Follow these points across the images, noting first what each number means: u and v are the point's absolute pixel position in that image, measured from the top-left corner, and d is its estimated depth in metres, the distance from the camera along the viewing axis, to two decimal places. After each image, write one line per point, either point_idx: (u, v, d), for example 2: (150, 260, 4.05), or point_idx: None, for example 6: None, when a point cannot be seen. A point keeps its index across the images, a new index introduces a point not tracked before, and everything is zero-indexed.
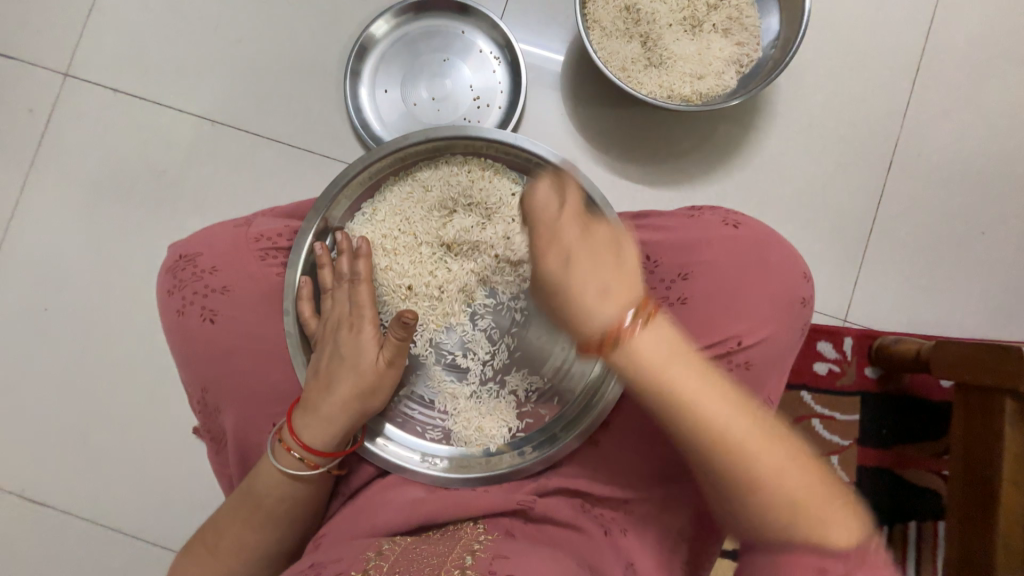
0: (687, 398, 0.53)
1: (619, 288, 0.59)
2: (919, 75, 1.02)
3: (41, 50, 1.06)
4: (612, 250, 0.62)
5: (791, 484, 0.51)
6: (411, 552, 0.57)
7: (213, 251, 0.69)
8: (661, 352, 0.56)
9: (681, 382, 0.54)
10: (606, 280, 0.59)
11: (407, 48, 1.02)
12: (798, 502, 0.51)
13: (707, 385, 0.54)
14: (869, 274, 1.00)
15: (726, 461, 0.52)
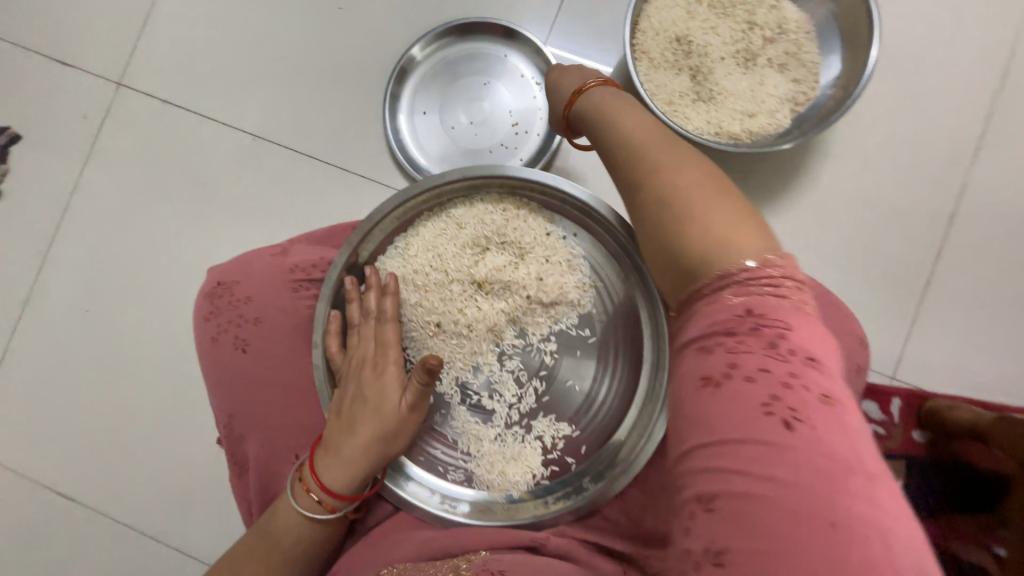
0: (620, 113, 0.53)
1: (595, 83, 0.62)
2: (992, 118, 0.94)
3: (97, 59, 1.10)
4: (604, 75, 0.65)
5: (716, 203, 0.42)
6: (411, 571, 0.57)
7: (250, 279, 0.69)
8: (612, 95, 0.57)
9: (617, 105, 0.55)
10: (586, 78, 0.64)
11: (448, 70, 1.01)
12: (712, 249, 0.40)
13: (653, 125, 0.51)
14: (922, 329, 0.93)
15: (643, 194, 0.45)
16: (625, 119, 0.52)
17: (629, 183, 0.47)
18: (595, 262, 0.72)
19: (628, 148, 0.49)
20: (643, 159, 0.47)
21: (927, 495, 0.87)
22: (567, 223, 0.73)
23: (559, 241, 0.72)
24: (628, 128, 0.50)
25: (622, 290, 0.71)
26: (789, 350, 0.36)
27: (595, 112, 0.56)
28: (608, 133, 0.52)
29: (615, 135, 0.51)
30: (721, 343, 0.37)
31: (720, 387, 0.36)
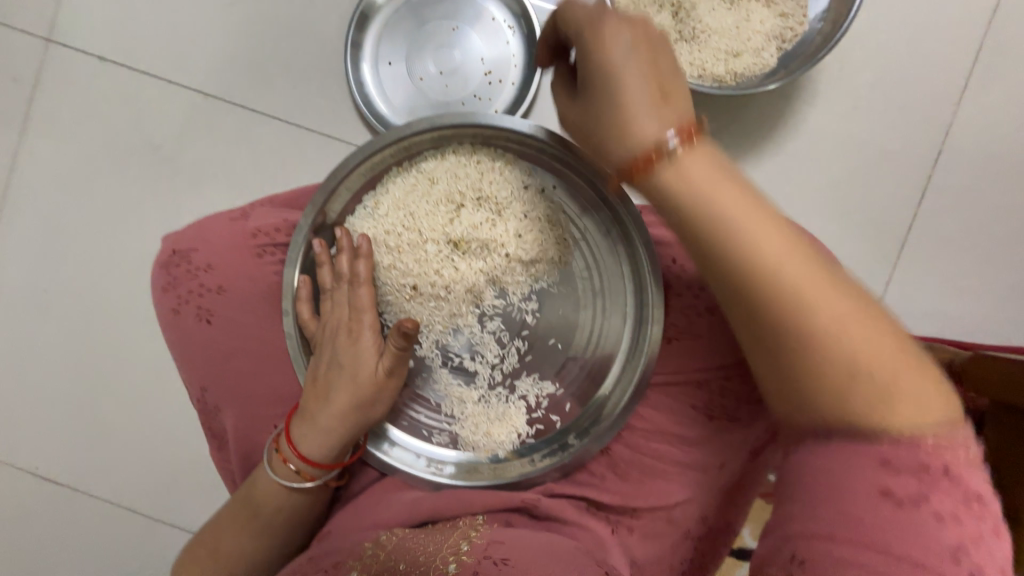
0: (729, 214, 0.43)
1: (667, 115, 0.45)
2: (982, 52, 0.91)
3: (21, 12, 0.99)
4: (661, 68, 0.47)
5: (869, 338, 0.40)
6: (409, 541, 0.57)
7: (208, 246, 0.64)
8: (709, 170, 0.44)
9: (722, 195, 0.43)
10: (654, 85, 0.46)
11: (413, 15, 0.93)
12: (881, 397, 0.40)
13: (765, 218, 0.43)
14: (903, 273, 0.93)
15: (790, 341, 0.41)
16: (735, 223, 0.43)
17: (767, 318, 0.42)
18: (577, 216, 0.69)
19: (757, 280, 0.42)
20: (786, 293, 0.41)
21: None
22: (546, 174, 0.69)
23: (537, 194, 0.68)
24: (751, 237, 0.42)
25: (604, 245, 0.68)
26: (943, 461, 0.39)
27: (689, 205, 0.44)
28: (719, 237, 0.43)
29: (731, 255, 0.43)
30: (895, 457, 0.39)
31: (899, 506, 0.39)
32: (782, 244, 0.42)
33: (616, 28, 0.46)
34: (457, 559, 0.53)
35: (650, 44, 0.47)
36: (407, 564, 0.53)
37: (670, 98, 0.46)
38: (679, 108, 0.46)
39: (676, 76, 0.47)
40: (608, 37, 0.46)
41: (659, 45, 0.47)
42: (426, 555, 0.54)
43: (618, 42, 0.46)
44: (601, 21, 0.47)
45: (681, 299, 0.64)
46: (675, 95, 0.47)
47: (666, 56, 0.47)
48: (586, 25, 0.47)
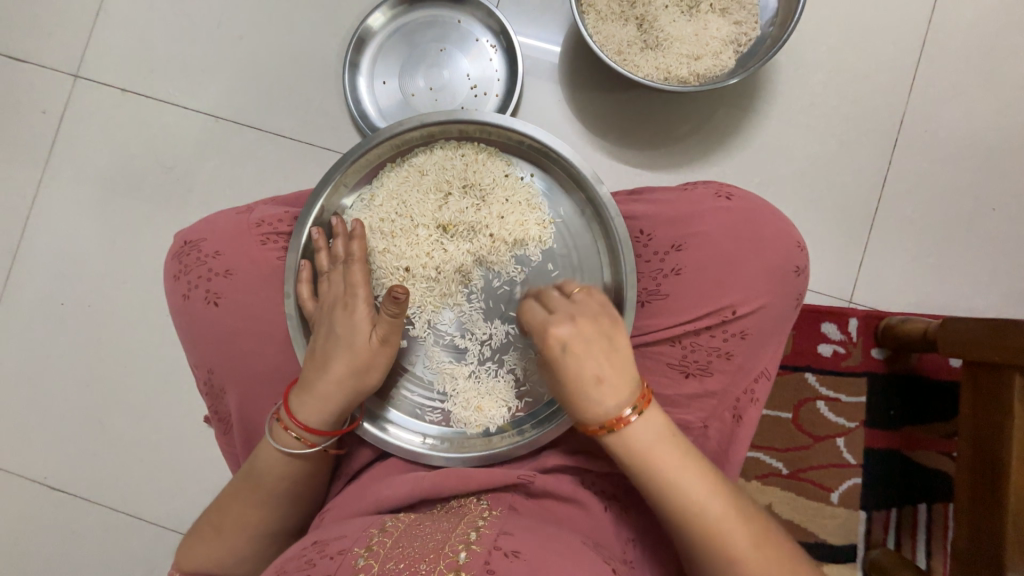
0: (667, 469, 0.54)
1: (617, 377, 0.54)
2: (925, 50, 0.99)
3: (52, 54, 1.10)
4: (612, 346, 0.55)
5: (762, 553, 0.52)
6: (415, 529, 0.55)
7: (216, 236, 0.70)
8: (648, 434, 0.54)
9: (660, 454, 0.54)
10: (604, 370, 0.54)
11: (405, 38, 1.03)
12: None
13: (687, 459, 0.54)
14: (874, 254, 0.98)
15: (708, 539, 0.53)
16: (670, 473, 0.54)
17: (690, 538, 0.54)
18: (555, 200, 0.74)
19: (685, 517, 0.53)
20: (701, 527, 0.53)
21: (886, 407, 0.94)
22: (524, 164, 0.75)
23: (518, 182, 0.74)
24: (674, 475, 0.53)
25: (581, 225, 0.73)
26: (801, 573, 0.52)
27: (634, 461, 0.54)
28: (658, 485, 0.54)
29: (666, 493, 0.54)
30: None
31: None
32: (701, 483, 0.54)
33: (556, 324, 0.56)
34: (466, 544, 0.51)
35: (600, 335, 0.55)
36: (416, 552, 0.50)
37: (615, 360, 0.55)
38: (622, 376, 0.54)
39: (622, 338, 0.56)
40: (553, 322, 0.56)
41: (608, 325, 0.56)
42: (435, 542, 0.52)
43: (565, 326, 0.55)
44: (555, 314, 0.57)
45: (649, 266, 0.65)
46: (621, 359, 0.55)
47: (611, 324, 0.56)
48: (545, 295, 0.60)
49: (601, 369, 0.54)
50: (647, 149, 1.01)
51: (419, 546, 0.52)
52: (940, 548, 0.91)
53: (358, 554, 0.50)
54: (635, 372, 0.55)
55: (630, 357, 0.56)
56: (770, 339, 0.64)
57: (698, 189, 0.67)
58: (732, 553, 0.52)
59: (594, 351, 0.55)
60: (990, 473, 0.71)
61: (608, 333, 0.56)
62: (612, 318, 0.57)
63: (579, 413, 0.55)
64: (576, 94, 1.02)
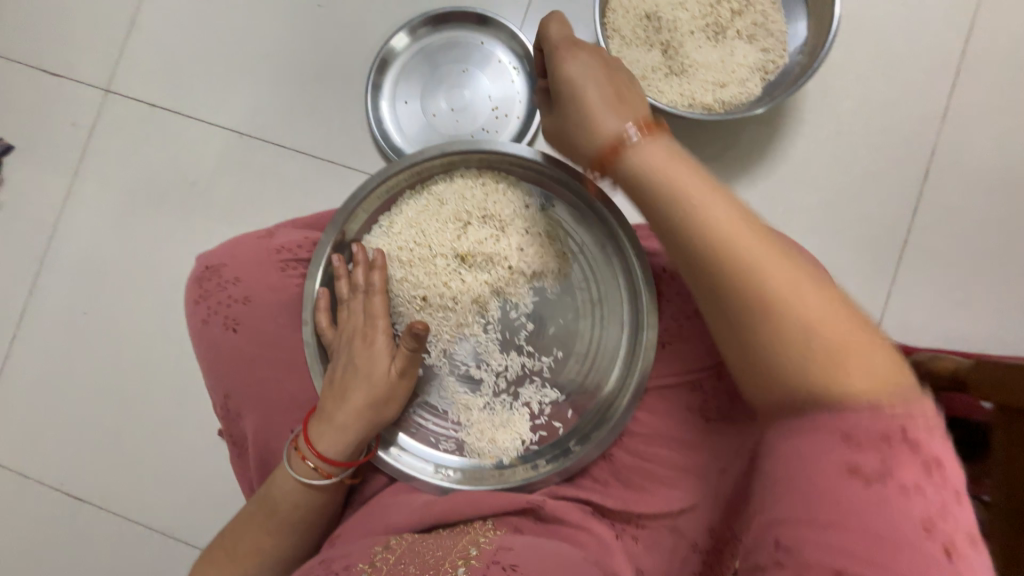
0: (751, 258, 0.42)
1: (652, 136, 0.50)
2: (958, 78, 0.97)
3: (84, 67, 1.12)
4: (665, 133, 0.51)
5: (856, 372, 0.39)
6: (418, 546, 0.57)
7: (237, 262, 0.71)
8: (722, 207, 0.45)
9: (738, 232, 0.44)
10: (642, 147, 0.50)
11: (428, 59, 1.03)
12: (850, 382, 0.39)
13: (779, 253, 0.43)
14: (902, 286, 0.95)
15: (765, 317, 0.41)
16: (753, 257, 0.42)
17: (772, 338, 0.41)
18: (574, 232, 0.74)
19: (769, 320, 0.41)
20: (792, 322, 0.41)
21: None
22: (544, 195, 0.74)
23: (538, 213, 0.73)
24: (764, 260, 0.42)
25: (601, 258, 0.73)
26: (911, 450, 0.37)
27: (689, 213, 0.45)
28: (737, 272, 0.43)
29: (747, 285, 0.42)
30: (869, 462, 0.37)
31: (866, 481, 0.36)
32: (795, 276, 0.42)
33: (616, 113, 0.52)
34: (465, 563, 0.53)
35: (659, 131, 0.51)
36: (418, 567, 0.53)
37: (665, 150, 0.49)
38: (669, 148, 0.49)
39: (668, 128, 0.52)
40: (615, 112, 0.52)
41: (650, 115, 0.53)
42: (437, 557, 0.55)
43: (626, 117, 0.51)
44: (591, 104, 0.54)
45: (671, 305, 0.67)
46: (671, 147, 0.49)
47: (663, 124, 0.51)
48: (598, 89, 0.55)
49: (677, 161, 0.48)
50: None
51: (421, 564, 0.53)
52: None
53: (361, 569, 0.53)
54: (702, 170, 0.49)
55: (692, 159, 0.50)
56: None
57: None
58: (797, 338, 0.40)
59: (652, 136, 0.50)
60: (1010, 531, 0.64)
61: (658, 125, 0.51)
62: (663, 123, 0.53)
63: (641, 179, 0.49)
64: None
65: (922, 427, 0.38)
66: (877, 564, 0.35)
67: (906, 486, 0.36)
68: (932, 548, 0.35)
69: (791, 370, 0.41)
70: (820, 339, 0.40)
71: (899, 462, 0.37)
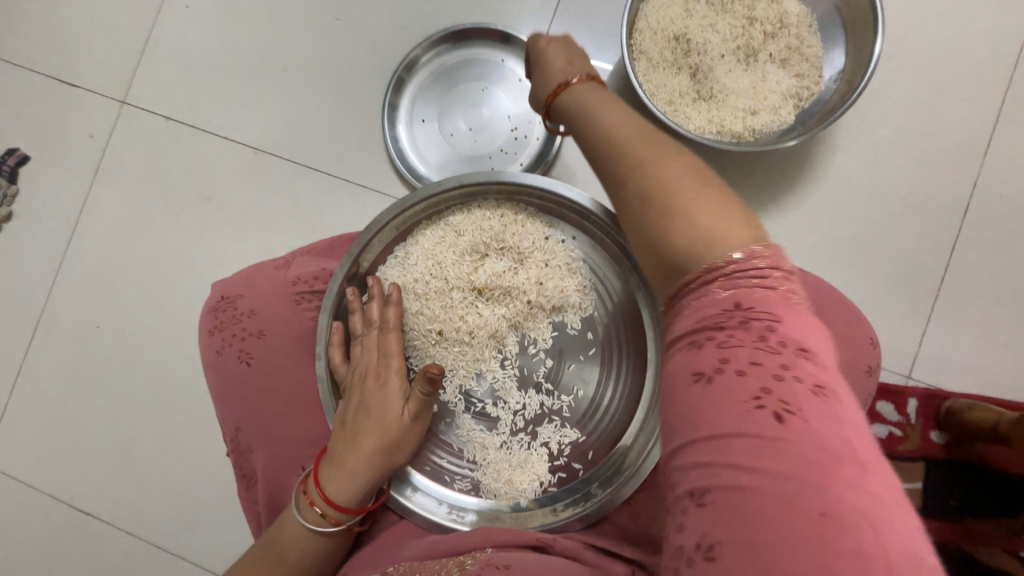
0: (661, 173, 0.44)
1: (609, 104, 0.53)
2: (1004, 108, 0.92)
3: (102, 79, 1.11)
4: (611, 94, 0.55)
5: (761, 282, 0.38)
6: (414, 571, 0.55)
7: (252, 294, 0.69)
8: (642, 138, 0.47)
9: (647, 154, 0.45)
10: (596, 105, 0.53)
11: (446, 77, 1.00)
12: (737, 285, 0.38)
13: (696, 173, 0.44)
14: (938, 325, 0.91)
15: (664, 224, 0.42)
16: (659, 169, 0.44)
17: (668, 240, 0.41)
18: (596, 266, 0.71)
19: (666, 222, 0.41)
20: (683, 227, 0.41)
21: (946, 496, 0.86)
22: (565, 226, 0.72)
23: (558, 246, 0.71)
24: (670, 175, 0.43)
25: (624, 294, 0.70)
26: (776, 342, 0.35)
27: (614, 147, 0.48)
28: (642, 182, 0.44)
29: (650, 192, 0.43)
30: (710, 337, 0.37)
31: (704, 380, 0.36)
32: (700, 191, 0.42)
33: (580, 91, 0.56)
34: None
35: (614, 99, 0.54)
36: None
37: (611, 104, 0.53)
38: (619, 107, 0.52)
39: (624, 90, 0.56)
40: (575, 93, 0.57)
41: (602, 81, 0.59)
42: (432, 573, 0.53)
43: (586, 92, 0.56)
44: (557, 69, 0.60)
45: None
46: (618, 103, 0.53)
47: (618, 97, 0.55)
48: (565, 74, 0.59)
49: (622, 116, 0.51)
50: None
51: None
52: None
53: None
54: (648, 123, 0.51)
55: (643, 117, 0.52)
56: None
57: None
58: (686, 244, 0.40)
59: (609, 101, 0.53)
60: None
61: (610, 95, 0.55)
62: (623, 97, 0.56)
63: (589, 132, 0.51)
64: None
65: (769, 298, 0.37)
66: (754, 485, 0.31)
67: (752, 367, 0.35)
68: (764, 415, 0.33)
69: (691, 260, 0.40)
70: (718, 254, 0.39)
71: (737, 335, 0.36)
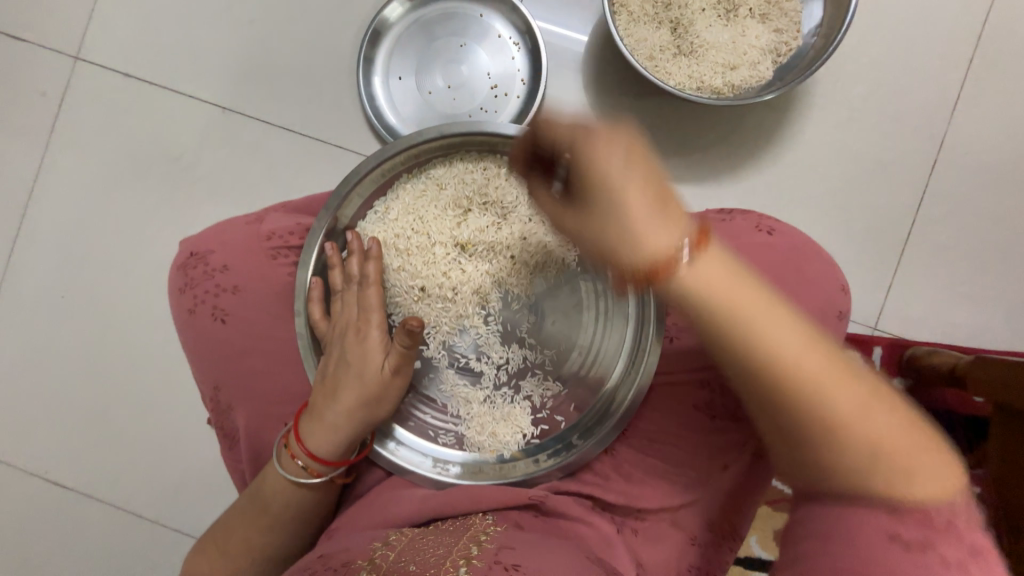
0: (757, 330, 0.42)
1: (676, 233, 0.43)
2: (973, 66, 0.94)
3: (52, 32, 1.04)
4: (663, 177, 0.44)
5: (880, 416, 0.42)
6: (419, 544, 0.54)
7: (225, 249, 0.67)
8: (719, 273, 0.43)
9: (735, 302, 0.43)
10: (662, 227, 0.43)
11: (423, 31, 0.97)
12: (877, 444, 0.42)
13: (775, 308, 0.43)
14: (904, 279, 0.95)
15: (814, 427, 0.42)
16: (753, 320, 0.42)
17: (791, 402, 0.42)
18: None
19: (785, 382, 0.42)
20: (808, 386, 0.42)
21: None
22: None
23: None
24: (764, 326, 0.42)
25: None
26: (966, 544, 0.41)
27: (704, 304, 0.43)
28: (743, 340, 0.42)
29: (755, 356, 0.42)
30: (917, 525, 0.42)
31: (904, 548, 0.42)
32: (795, 334, 0.42)
33: (600, 151, 0.43)
34: (467, 560, 0.49)
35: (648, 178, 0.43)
36: (418, 566, 0.48)
37: (670, 213, 0.43)
38: (678, 216, 0.43)
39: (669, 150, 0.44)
40: (600, 150, 0.43)
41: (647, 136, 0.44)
42: (437, 556, 0.50)
43: (610, 155, 0.43)
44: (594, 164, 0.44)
45: None
46: (675, 208, 0.44)
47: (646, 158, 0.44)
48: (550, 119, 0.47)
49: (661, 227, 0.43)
50: (673, 159, 0.96)
51: (421, 561, 0.49)
52: None
53: (360, 566, 0.48)
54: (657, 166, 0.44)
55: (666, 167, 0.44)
56: None
57: (737, 221, 0.64)
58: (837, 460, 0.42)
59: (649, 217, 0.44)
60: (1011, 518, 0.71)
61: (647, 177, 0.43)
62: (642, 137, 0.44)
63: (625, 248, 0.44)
64: (602, 99, 0.97)
65: (967, 525, 0.42)
66: None
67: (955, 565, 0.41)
68: None
69: (855, 464, 0.42)
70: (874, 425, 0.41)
71: (943, 541, 0.41)
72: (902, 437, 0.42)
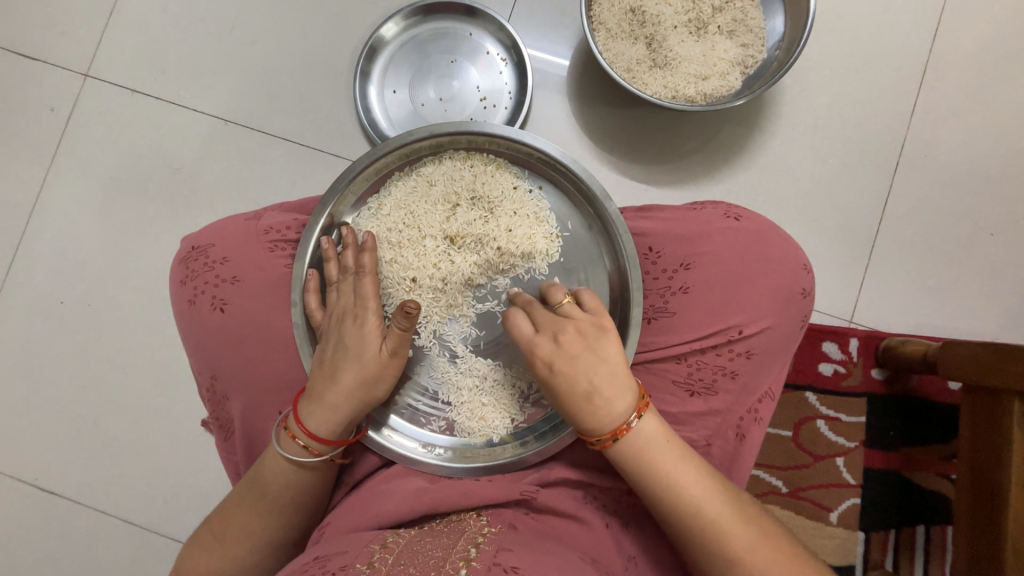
0: (668, 464, 0.55)
1: (609, 388, 0.55)
2: (926, 76, 1.01)
3: (63, 51, 1.10)
4: (598, 357, 0.56)
5: (738, 530, 0.53)
6: (416, 546, 0.54)
7: (224, 242, 0.71)
8: (650, 432, 0.55)
9: (661, 451, 0.55)
10: (593, 382, 0.55)
11: (416, 49, 1.04)
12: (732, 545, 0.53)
13: (689, 464, 0.55)
14: (875, 274, 0.99)
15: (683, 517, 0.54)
16: (668, 469, 0.55)
17: (688, 532, 0.54)
18: (562, 213, 0.74)
19: (686, 517, 0.54)
20: (702, 523, 0.53)
21: (886, 428, 0.95)
22: (533, 177, 0.75)
23: (526, 195, 0.74)
24: (668, 468, 0.55)
25: (588, 239, 0.73)
26: None
27: (630, 455, 0.55)
28: (652, 475, 0.55)
29: (663, 485, 0.55)
30: None
31: None
32: (701, 481, 0.55)
33: (541, 344, 0.58)
34: (467, 561, 0.50)
35: (584, 346, 0.57)
36: (418, 568, 0.50)
37: (603, 370, 0.55)
38: (614, 385, 0.55)
39: (607, 346, 0.56)
40: (537, 339, 0.58)
41: (592, 335, 0.57)
42: (437, 558, 0.52)
43: (548, 344, 0.58)
44: (540, 331, 0.59)
45: (657, 284, 0.66)
46: (610, 367, 0.56)
47: (595, 334, 0.57)
48: (529, 308, 0.62)
49: (593, 380, 0.55)
50: (653, 164, 1.02)
51: (421, 563, 0.50)
52: (939, 571, 0.91)
53: (360, 569, 0.49)
54: (633, 379, 0.56)
55: (623, 363, 0.56)
56: (773, 360, 0.65)
57: (707, 210, 0.68)
58: (704, 542, 0.53)
59: (583, 362, 0.56)
60: (986, 495, 0.71)
61: (588, 330, 0.58)
62: (597, 327, 0.58)
63: (579, 420, 0.56)
64: (584, 108, 1.03)
65: None
66: None
67: None
68: None
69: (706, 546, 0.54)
70: (723, 530, 0.53)
71: None
72: (752, 543, 0.53)
